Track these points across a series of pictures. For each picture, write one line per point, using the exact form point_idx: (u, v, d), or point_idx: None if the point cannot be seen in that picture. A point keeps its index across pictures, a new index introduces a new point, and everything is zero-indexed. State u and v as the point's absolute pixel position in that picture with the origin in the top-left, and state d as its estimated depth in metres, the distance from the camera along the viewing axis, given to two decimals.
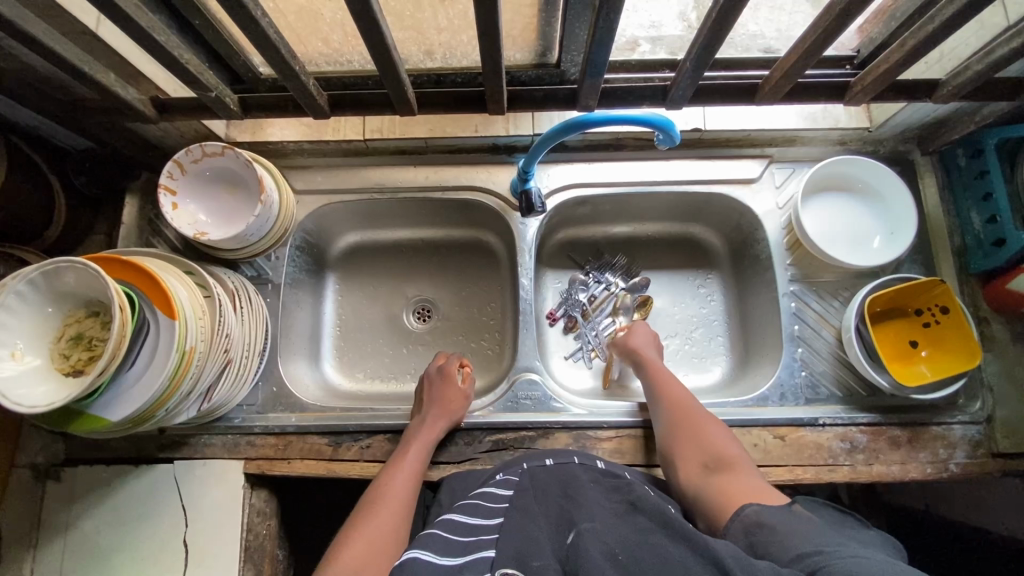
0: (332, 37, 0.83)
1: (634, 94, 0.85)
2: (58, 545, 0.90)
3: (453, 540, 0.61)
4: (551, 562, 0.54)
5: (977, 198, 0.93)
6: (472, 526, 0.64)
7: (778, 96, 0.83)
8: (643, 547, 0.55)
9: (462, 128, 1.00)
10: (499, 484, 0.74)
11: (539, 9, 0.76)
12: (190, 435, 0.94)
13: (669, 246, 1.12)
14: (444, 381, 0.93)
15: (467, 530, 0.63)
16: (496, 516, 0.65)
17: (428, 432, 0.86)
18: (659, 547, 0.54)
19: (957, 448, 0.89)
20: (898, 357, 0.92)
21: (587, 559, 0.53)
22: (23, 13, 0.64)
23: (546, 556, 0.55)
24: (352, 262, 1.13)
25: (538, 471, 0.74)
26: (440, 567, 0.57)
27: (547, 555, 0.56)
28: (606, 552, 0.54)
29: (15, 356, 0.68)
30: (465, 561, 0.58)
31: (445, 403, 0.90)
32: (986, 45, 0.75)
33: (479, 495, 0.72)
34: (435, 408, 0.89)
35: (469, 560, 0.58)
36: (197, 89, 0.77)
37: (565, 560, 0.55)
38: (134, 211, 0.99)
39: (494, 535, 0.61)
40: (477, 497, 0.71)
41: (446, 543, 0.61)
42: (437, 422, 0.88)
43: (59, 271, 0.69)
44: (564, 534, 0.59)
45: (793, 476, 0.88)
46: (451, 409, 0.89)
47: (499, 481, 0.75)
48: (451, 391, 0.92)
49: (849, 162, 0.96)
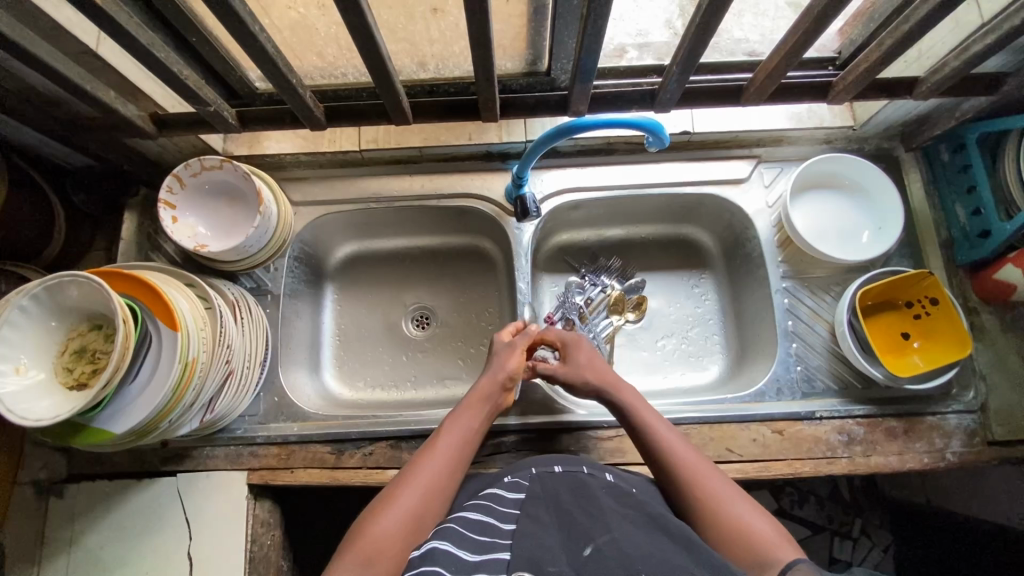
0: (327, 51, 0.85)
1: (622, 98, 0.87)
2: (63, 561, 0.90)
3: (470, 537, 0.59)
4: (566, 568, 0.53)
5: (962, 192, 0.95)
6: (484, 525, 0.61)
7: (764, 97, 0.85)
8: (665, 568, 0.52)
9: (455, 136, 1.03)
10: (509, 485, 0.69)
11: (528, 18, 0.79)
12: (193, 448, 0.94)
13: (662, 247, 1.14)
14: (501, 344, 0.87)
15: (482, 529, 0.61)
16: (511, 520, 0.61)
17: (478, 392, 0.80)
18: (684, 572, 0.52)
19: (952, 437, 0.91)
20: (890, 349, 0.94)
21: None
22: (25, 33, 0.65)
23: (561, 563, 0.54)
24: (350, 272, 1.14)
25: (547, 478, 0.68)
26: (458, 561, 0.55)
27: (562, 561, 0.54)
28: (623, 561, 0.53)
29: (19, 370, 0.68)
30: (484, 558, 0.56)
31: (500, 361, 0.84)
32: (962, 43, 0.77)
33: (489, 496, 0.68)
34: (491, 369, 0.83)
35: (485, 559, 0.56)
36: (196, 103, 0.78)
37: (580, 564, 0.54)
38: (132, 227, 0.99)
39: (508, 540, 0.58)
40: (486, 498, 0.67)
41: (462, 537, 0.59)
42: (491, 381, 0.82)
43: (64, 285, 0.70)
44: (579, 543, 0.56)
45: (792, 470, 0.89)
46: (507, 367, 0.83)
47: (507, 483, 0.70)
48: (506, 349, 0.85)
49: (835, 160, 0.98)
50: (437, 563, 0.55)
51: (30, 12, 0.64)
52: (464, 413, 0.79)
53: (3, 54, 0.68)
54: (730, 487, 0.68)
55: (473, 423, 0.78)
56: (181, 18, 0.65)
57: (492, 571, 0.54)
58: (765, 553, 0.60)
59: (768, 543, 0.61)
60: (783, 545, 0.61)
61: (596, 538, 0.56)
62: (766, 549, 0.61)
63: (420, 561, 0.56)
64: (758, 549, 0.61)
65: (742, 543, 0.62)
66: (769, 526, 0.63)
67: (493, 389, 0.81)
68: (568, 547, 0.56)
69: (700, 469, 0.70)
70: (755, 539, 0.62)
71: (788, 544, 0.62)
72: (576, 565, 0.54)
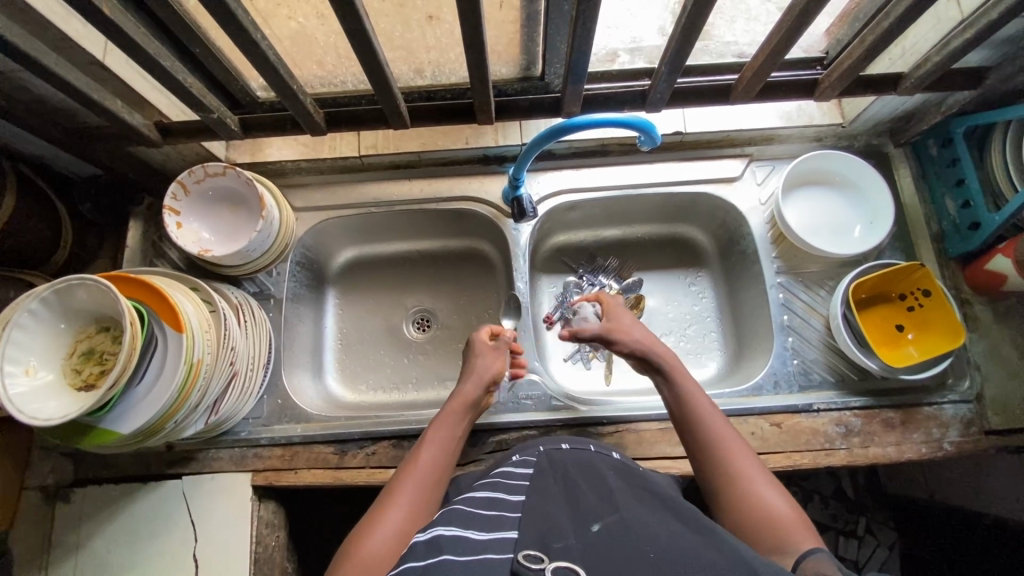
0: (326, 59, 0.87)
1: (614, 99, 0.89)
2: (69, 565, 0.91)
3: (477, 517, 0.59)
4: (574, 543, 0.53)
5: (950, 186, 0.97)
6: (491, 500, 0.63)
7: (752, 95, 0.87)
8: (673, 545, 0.52)
9: (452, 141, 1.05)
10: (518, 463, 0.73)
11: (521, 24, 0.82)
12: (197, 450, 0.95)
13: (659, 247, 1.16)
14: (484, 345, 0.89)
15: (490, 505, 0.63)
16: (518, 496, 0.64)
17: (462, 396, 0.81)
18: (691, 548, 0.52)
19: (949, 427, 0.91)
20: (885, 341, 0.95)
21: (613, 549, 0.52)
22: (35, 45, 0.68)
23: (569, 538, 0.54)
24: (351, 277, 1.16)
25: (555, 454, 0.73)
26: (466, 540, 0.55)
27: (569, 537, 0.55)
28: (631, 540, 0.53)
29: (29, 372, 0.70)
30: (493, 537, 0.56)
31: (484, 362, 0.86)
32: (943, 39, 0.79)
33: (499, 473, 0.71)
34: (473, 372, 0.85)
35: (493, 539, 0.56)
36: (200, 111, 0.81)
37: (588, 540, 0.54)
38: (137, 234, 1.02)
39: (517, 514, 0.60)
40: (496, 476, 0.70)
41: (468, 517, 0.60)
42: (475, 383, 0.84)
43: (71, 288, 0.71)
44: (588, 521, 0.57)
45: (790, 462, 0.90)
46: (490, 368, 0.85)
47: (516, 461, 0.74)
48: (487, 350, 0.88)
49: (825, 157, 1.00)
50: (444, 548, 0.53)
51: (40, 24, 0.67)
52: (444, 420, 0.79)
53: (14, 65, 0.70)
54: (762, 472, 0.68)
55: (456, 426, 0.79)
56: (185, 28, 0.67)
57: (500, 552, 0.53)
58: (785, 536, 0.61)
59: (788, 527, 0.62)
60: (803, 530, 0.61)
61: (604, 517, 0.57)
62: (786, 532, 0.61)
63: (425, 547, 0.54)
64: (778, 532, 0.61)
65: (764, 526, 0.63)
66: (792, 511, 0.63)
67: (475, 391, 0.83)
68: (576, 523, 0.57)
69: (738, 450, 0.71)
70: (776, 523, 0.62)
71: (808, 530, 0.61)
72: (584, 539, 0.54)
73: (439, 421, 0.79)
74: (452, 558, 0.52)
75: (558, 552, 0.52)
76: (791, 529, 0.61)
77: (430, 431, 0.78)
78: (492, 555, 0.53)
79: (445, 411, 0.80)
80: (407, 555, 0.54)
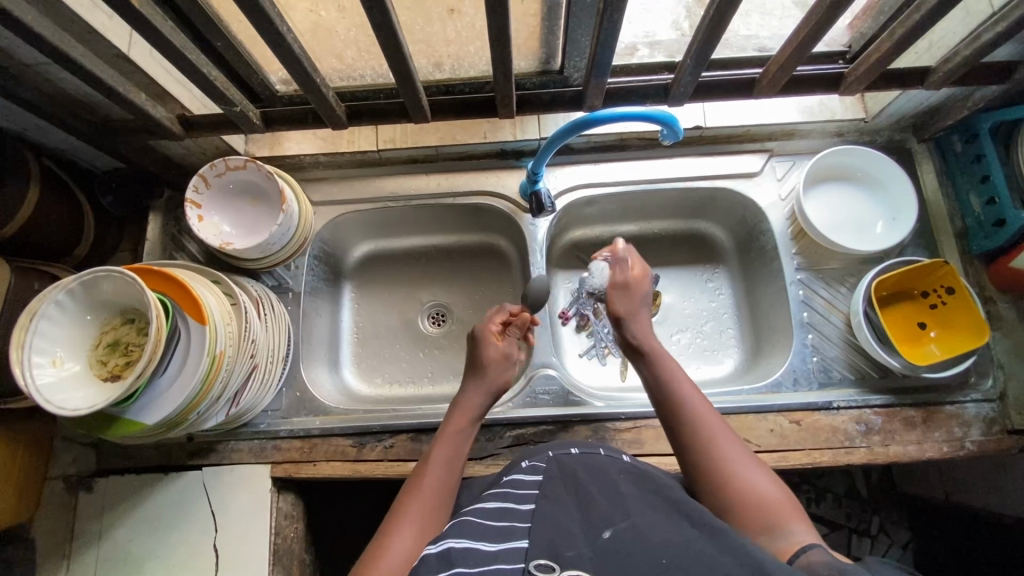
0: (346, 53, 0.87)
1: (636, 93, 0.87)
2: (91, 554, 0.92)
3: (490, 528, 0.59)
4: (586, 552, 0.54)
5: (975, 182, 0.96)
6: (504, 510, 0.62)
7: (776, 89, 0.85)
8: (690, 555, 0.52)
9: (471, 135, 1.04)
10: (528, 469, 0.70)
11: (542, 17, 0.81)
12: (217, 442, 0.96)
13: (676, 243, 1.15)
14: (495, 354, 0.84)
15: (502, 515, 0.61)
16: (530, 503, 0.63)
17: (467, 408, 0.79)
18: (705, 557, 0.52)
19: (971, 426, 0.91)
20: (908, 339, 0.94)
21: (625, 562, 0.52)
22: (63, 37, 0.68)
23: (580, 546, 0.55)
24: (367, 272, 1.16)
25: (565, 458, 0.70)
26: (478, 553, 0.55)
27: (581, 545, 0.55)
28: (644, 552, 0.53)
29: (55, 363, 0.71)
30: (503, 548, 0.56)
31: (492, 372, 0.83)
32: (973, 32, 0.78)
33: (509, 482, 0.68)
34: (479, 379, 0.82)
35: (505, 549, 0.56)
36: (224, 104, 0.81)
37: (599, 549, 0.54)
38: (157, 228, 1.04)
39: (528, 523, 0.59)
40: (506, 485, 0.68)
41: (482, 527, 0.59)
42: (483, 394, 0.81)
43: (97, 280, 0.72)
44: (600, 527, 0.57)
45: (810, 459, 0.89)
46: (494, 380, 0.82)
47: (527, 468, 0.71)
48: (493, 357, 0.84)
49: (849, 153, 0.99)
50: (456, 562, 0.54)
51: (67, 17, 0.68)
52: (450, 434, 0.77)
53: (40, 55, 0.71)
54: (744, 453, 0.68)
55: (459, 439, 0.77)
56: (208, 23, 0.67)
57: (510, 562, 0.54)
58: (781, 523, 0.61)
59: (782, 515, 0.62)
60: (793, 514, 0.62)
61: (616, 523, 0.57)
62: (777, 517, 0.61)
63: (438, 560, 0.55)
64: (774, 526, 0.61)
65: (758, 511, 0.62)
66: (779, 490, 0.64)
67: (480, 405, 0.81)
68: (588, 529, 0.57)
69: (719, 431, 0.69)
70: (768, 508, 0.62)
71: (796, 511, 0.62)
72: (596, 546, 0.55)
73: (444, 433, 0.77)
74: (464, 570, 0.53)
75: (569, 562, 0.53)
76: (782, 514, 0.61)
77: (436, 445, 0.76)
78: (502, 564, 0.54)
79: (450, 424, 0.78)
80: (420, 566, 0.55)
